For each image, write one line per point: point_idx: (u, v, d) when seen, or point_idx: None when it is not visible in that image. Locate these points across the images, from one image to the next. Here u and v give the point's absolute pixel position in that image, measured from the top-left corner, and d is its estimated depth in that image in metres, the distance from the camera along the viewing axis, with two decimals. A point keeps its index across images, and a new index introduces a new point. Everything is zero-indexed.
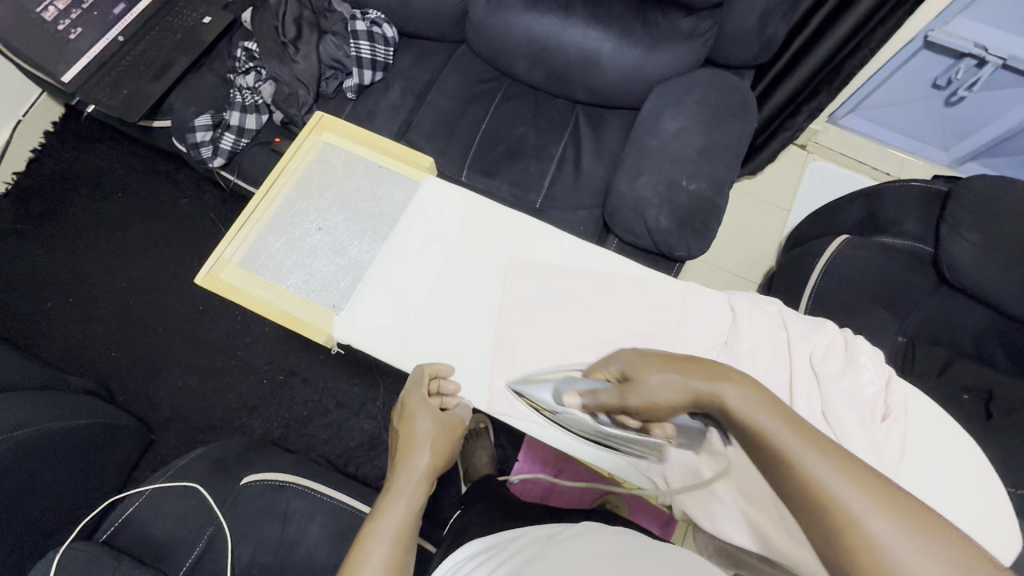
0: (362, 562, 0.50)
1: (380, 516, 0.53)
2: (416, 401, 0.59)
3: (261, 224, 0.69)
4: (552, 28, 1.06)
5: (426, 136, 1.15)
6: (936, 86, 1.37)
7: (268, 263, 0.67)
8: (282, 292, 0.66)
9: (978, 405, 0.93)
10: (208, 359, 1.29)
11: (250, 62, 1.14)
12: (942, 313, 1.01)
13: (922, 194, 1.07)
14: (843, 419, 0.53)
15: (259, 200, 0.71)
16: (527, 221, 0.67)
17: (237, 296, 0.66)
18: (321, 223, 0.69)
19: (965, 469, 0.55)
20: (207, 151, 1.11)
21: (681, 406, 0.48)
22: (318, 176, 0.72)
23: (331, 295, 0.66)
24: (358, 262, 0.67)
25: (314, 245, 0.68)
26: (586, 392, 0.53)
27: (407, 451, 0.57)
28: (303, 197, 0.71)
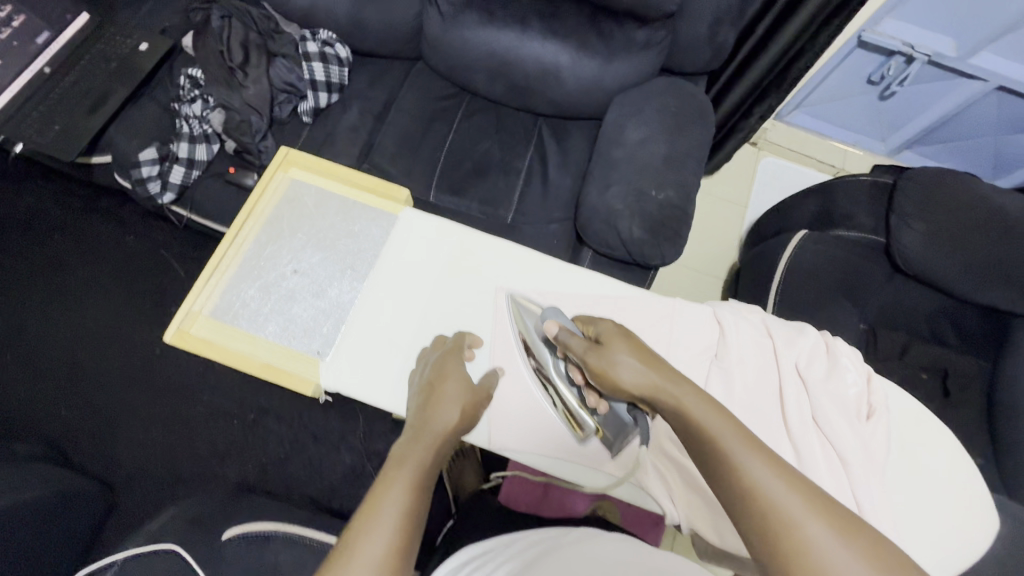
0: (385, 499, 0.46)
1: (406, 460, 0.50)
2: (452, 365, 0.58)
3: (230, 271, 0.65)
4: (509, 42, 1.05)
5: (390, 158, 1.13)
6: (871, 81, 1.45)
7: (242, 311, 0.63)
8: (261, 341, 0.62)
9: (937, 384, 1.05)
10: (171, 405, 1.22)
11: (195, 90, 1.08)
12: (896, 299, 1.09)
13: (872, 187, 1.13)
14: (832, 422, 0.55)
15: (226, 245, 0.67)
16: (511, 248, 0.67)
17: (211, 351, 0.61)
18: (296, 265, 0.66)
19: (945, 459, 0.58)
20: (155, 187, 1.04)
21: (634, 390, 0.52)
22: (287, 215, 0.69)
23: (313, 340, 0.63)
24: (339, 303, 0.65)
25: (290, 289, 0.65)
26: (564, 330, 0.58)
27: (434, 407, 0.55)
28: (273, 238, 0.67)
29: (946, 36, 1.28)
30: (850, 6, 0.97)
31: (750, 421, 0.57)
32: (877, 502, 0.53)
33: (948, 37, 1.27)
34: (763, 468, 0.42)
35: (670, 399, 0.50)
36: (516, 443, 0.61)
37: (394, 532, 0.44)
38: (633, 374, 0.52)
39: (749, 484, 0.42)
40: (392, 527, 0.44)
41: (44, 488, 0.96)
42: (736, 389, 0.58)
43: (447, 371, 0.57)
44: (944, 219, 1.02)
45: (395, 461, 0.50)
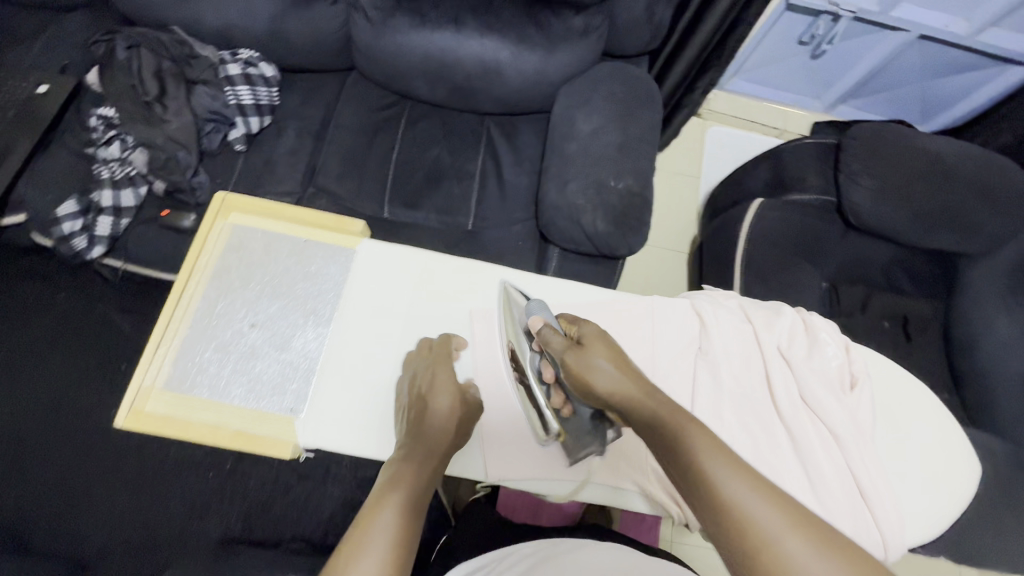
0: (375, 522, 0.45)
1: (396, 482, 0.49)
2: (443, 371, 0.57)
3: (180, 336, 0.60)
4: (445, 42, 1.01)
5: (336, 177, 1.07)
6: (802, 42, 1.49)
7: (201, 378, 0.58)
8: (227, 408, 0.57)
9: (898, 330, 1.10)
10: (138, 468, 1.14)
11: (111, 131, 0.99)
12: (852, 254, 1.13)
13: (817, 149, 1.16)
14: (820, 399, 0.56)
15: (171, 308, 0.61)
16: (480, 269, 0.65)
17: (171, 427, 0.56)
18: (253, 318, 0.61)
19: (928, 415, 0.60)
20: (80, 241, 0.95)
21: (607, 396, 0.52)
22: (235, 265, 0.63)
23: (283, 398, 0.59)
24: (306, 353, 0.60)
25: (251, 345, 0.60)
26: (547, 327, 0.57)
27: (422, 423, 0.54)
28: (223, 293, 0.62)
29: None
30: None
31: (743, 411, 0.57)
32: (872, 471, 0.54)
33: None
34: (730, 477, 0.43)
35: (650, 412, 0.50)
36: (514, 472, 0.59)
37: (384, 557, 0.43)
38: (607, 378, 0.52)
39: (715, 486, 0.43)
40: (382, 552, 0.43)
41: None
42: (725, 382, 0.58)
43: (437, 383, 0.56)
44: (890, 172, 1.05)
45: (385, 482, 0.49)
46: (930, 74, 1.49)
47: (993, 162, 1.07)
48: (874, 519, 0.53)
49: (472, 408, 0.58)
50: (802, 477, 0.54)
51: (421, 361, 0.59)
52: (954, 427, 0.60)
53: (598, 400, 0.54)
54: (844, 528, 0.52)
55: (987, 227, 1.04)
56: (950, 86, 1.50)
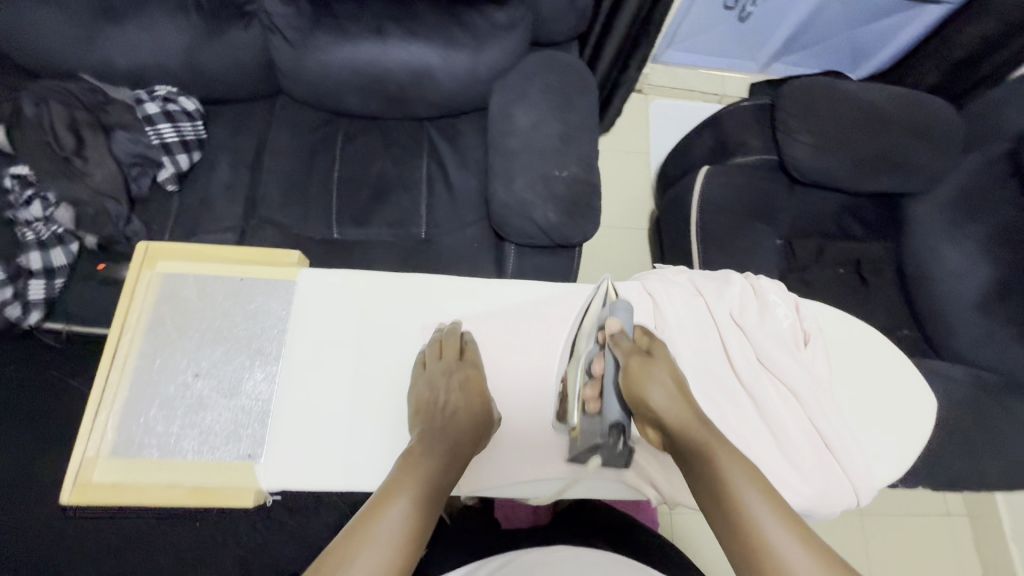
0: (383, 519, 0.46)
1: (408, 476, 0.49)
2: (471, 380, 0.59)
3: (121, 398, 0.58)
4: (370, 53, 0.98)
5: (278, 206, 1.03)
6: (728, 7, 1.52)
7: (149, 439, 0.57)
8: (181, 466, 0.56)
9: (854, 275, 1.13)
10: (119, 534, 1.10)
11: (29, 190, 0.94)
12: (805, 208, 1.15)
13: (754, 111, 1.17)
14: (778, 361, 0.57)
15: (106, 372, 0.59)
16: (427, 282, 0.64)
17: (124, 495, 0.55)
18: (196, 368, 0.60)
19: (884, 360, 0.62)
20: (14, 309, 0.91)
21: (657, 411, 0.52)
22: (169, 316, 0.61)
23: (239, 446, 0.57)
24: (258, 397, 0.59)
25: (199, 396, 0.59)
26: (623, 331, 0.56)
27: (446, 421, 0.55)
28: (158, 347, 0.60)
29: None
30: None
31: (707, 386, 0.57)
32: (835, 423, 0.56)
33: None
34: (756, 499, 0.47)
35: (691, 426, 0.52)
36: (489, 480, 0.60)
37: (389, 552, 0.44)
38: (663, 397, 0.52)
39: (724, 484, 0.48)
40: (389, 551, 0.44)
41: None
42: (684, 359, 0.58)
43: (472, 388, 0.58)
44: (824, 126, 1.07)
45: (392, 478, 0.49)
46: (853, 24, 1.53)
47: (920, 103, 1.10)
48: (843, 469, 0.54)
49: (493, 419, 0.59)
50: (770, 439, 0.55)
51: (453, 368, 0.59)
52: (910, 367, 0.62)
53: (646, 416, 0.53)
54: (815, 482, 0.53)
55: (925, 166, 1.07)
56: (874, 33, 1.54)
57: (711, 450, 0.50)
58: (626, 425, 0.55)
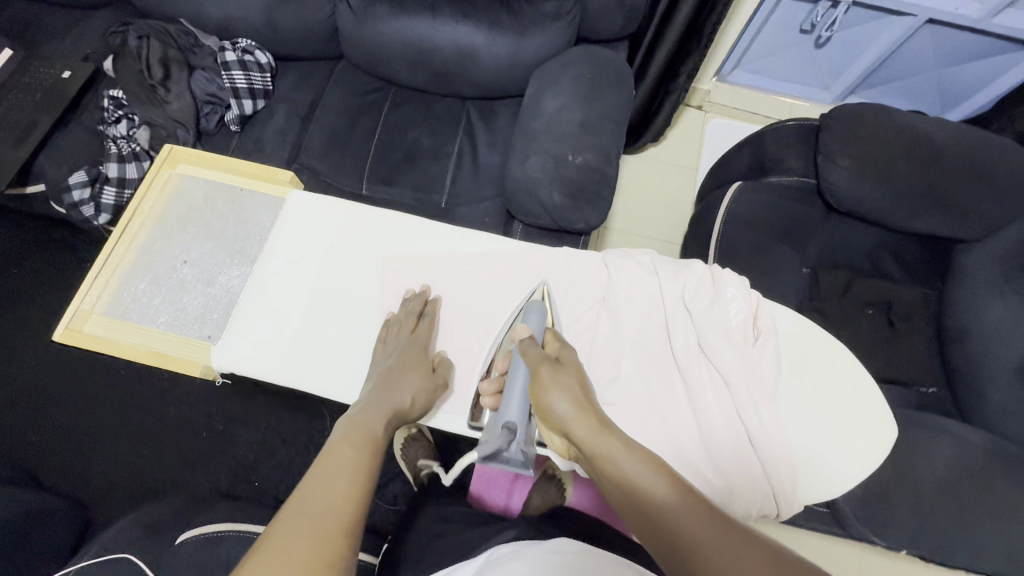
0: (332, 460, 0.50)
1: (353, 425, 0.54)
2: (420, 350, 0.62)
3: (121, 268, 0.71)
4: (422, 28, 1.06)
5: (319, 156, 1.13)
6: (803, 31, 1.44)
7: (133, 306, 0.69)
8: (153, 332, 0.67)
9: (882, 317, 1.04)
10: (140, 425, 1.25)
11: (120, 111, 1.10)
12: (838, 238, 1.09)
13: (799, 131, 1.13)
14: (716, 350, 0.61)
15: (114, 243, 0.72)
16: (391, 217, 0.71)
17: (102, 345, 0.67)
18: (185, 256, 0.71)
19: (835, 374, 0.64)
20: (89, 209, 1.06)
21: (561, 420, 0.53)
22: (177, 210, 0.74)
23: (204, 327, 0.68)
24: (229, 288, 0.70)
25: (182, 278, 0.71)
26: (530, 337, 0.59)
27: (390, 386, 0.58)
28: (161, 232, 0.73)
29: None
30: None
31: (643, 361, 0.63)
32: (763, 420, 0.59)
33: None
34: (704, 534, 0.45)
35: (616, 467, 0.51)
36: None
37: (338, 487, 0.48)
38: (564, 407, 0.53)
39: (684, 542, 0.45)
40: (341, 491, 0.47)
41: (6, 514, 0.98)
42: (625, 330, 0.64)
43: (416, 358, 0.61)
44: (868, 153, 1.01)
45: (342, 427, 0.54)
46: (943, 62, 1.42)
47: (990, 144, 1.01)
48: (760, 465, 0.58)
49: (441, 384, 0.63)
50: (691, 420, 0.60)
51: (406, 337, 0.63)
52: (865, 383, 0.63)
53: (555, 426, 0.54)
54: (727, 475, 0.58)
55: (982, 211, 0.98)
56: (967, 73, 1.42)
57: (643, 487, 0.49)
58: (518, 427, 0.56)
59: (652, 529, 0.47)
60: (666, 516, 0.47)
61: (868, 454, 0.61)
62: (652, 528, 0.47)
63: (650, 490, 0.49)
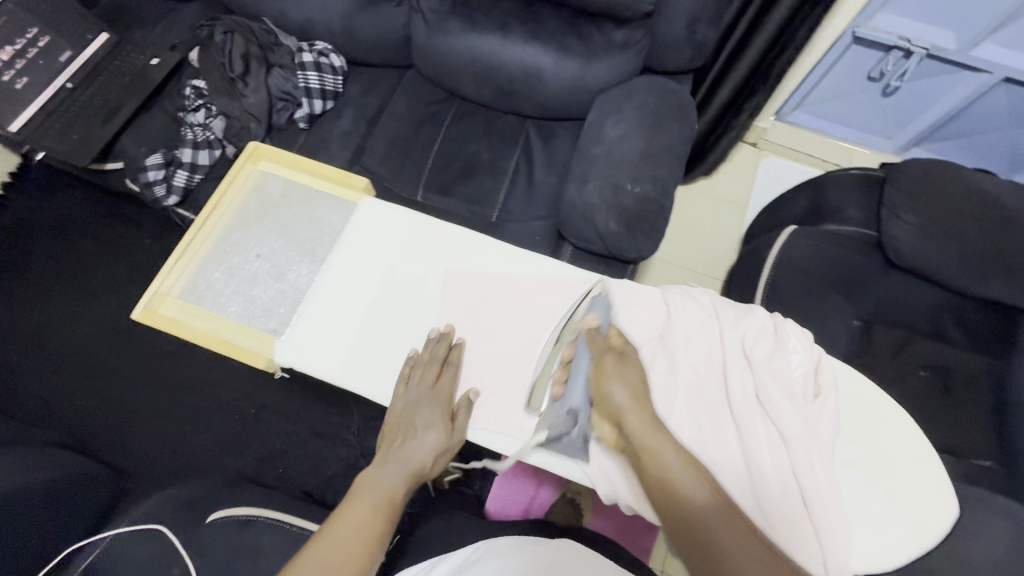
0: (347, 525, 0.62)
1: (370, 491, 0.65)
2: (432, 407, 0.65)
3: (199, 256, 0.76)
4: (492, 46, 1.08)
5: (381, 161, 1.17)
6: (871, 78, 1.42)
7: (206, 293, 0.74)
8: (222, 320, 0.72)
9: (937, 381, 1.00)
10: (180, 399, 1.31)
11: (199, 100, 1.15)
12: (897, 294, 1.05)
13: (862, 180, 1.10)
14: (774, 403, 0.60)
15: (194, 231, 0.77)
16: (454, 231, 0.74)
17: (174, 325, 0.72)
18: (259, 250, 0.76)
19: (893, 440, 0.63)
20: (161, 190, 1.11)
21: (618, 411, 0.55)
22: (255, 204, 0.80)
23: (271, 320, 0.73)
24: (297, 285, 0.74)
25: (253, 271, 0.75)
26: (597, 327, 0.63)
27: (407, 449, 0.65)
28: (240, 226, 0.78)
29: (945, 29, 1.25)
30: None
31: (696, 406, 0.60)
32: (817, 479, 0.57)
33: (947, 29, 1.25)
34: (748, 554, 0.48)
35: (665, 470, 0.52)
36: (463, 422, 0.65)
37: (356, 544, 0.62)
38: (624, 397, 0.56)
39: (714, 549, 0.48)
40: (348, 555, 0.60)
41: (59, 475, 1.05)
42: (681, 371, 0.62)
43: (439, 417, 0.65)
44: (938, 212, 0.99)
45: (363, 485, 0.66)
46: (1018, 122, 1.37)
47: None
48: (814, 531, 0.56)
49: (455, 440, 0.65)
50: (743, 470, 0.58)
51: (422, 389, 0.65)
52: (922, 454, 0.63)
53: (607, 413, 0.57)
54: (779, 535, 0.56)
55: None
56: None
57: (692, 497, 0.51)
58: (582, 412, 0.60)
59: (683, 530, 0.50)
60: (699, 524, 0.49)
61: (925, 531, 0.60)
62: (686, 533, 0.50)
63: (687, 500, 0.51)
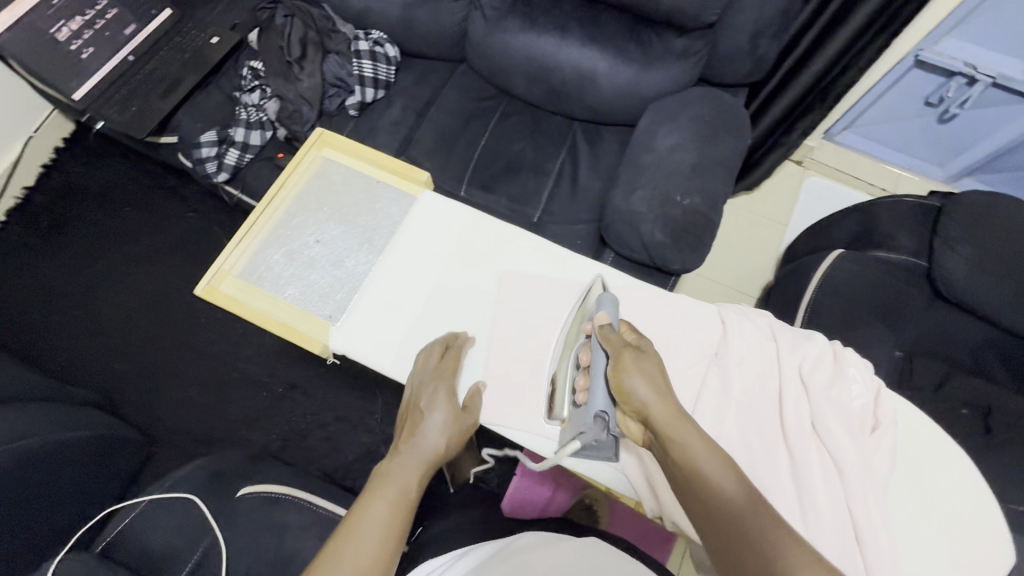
0: (367, 517, 0.58)
1: (388, 480, 0.61)
2: (443, 394, 0.65)
3: (261, 238, 0.82)
4: (549, 47, 1.08)
5: (427, 153, 1.18)
6: (928, 104, 1.38)
7: (266, 274, 0.79)
8: (280, 302, 0.77)
9: (977, 420, 0.93)
10: (210, 372, 1.33)
11: (255, 81, 1.18)
12: (944, 328, 1.01)
13: (915, 210, 1.08)
14: (831, 431, 0.60)
15: (258, 214, 0.83)
16: (507, 230, 0.78)
17: (235, 303, 0.77)
18: (318, 236, 0.82)
19: (950, 479, 0.62)
20: (212, 166, 1.14)
21: (639, 399, 0.57)
22: (317, 190, 0.85)
23: (326, 305, 0.78)
24: (353, 272, 0.79)
25: (312, 255, 0.80)
26: (610, 325, 0.62)
27: (422, 431, 0.64)
28: (301, 211, 0.83)
29: (1014, 58, 1.21)
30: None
31: (748, 423, 0.63)
32: (871, 517, 0.57)
33: (1016, 59, 1.21)
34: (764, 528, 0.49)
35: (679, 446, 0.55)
36: (504, 419, 0.68)
37: (375, 540, 0.57)
38: (645, 388, 0.57)
39: (742, 525, 0.50)
40: (373, 546, 0.56)
41: (83, 433, 1.05)
42: (735, 387, 0.65)
43: (440, 390, 0.66)
44: (994, 247, 0.96)
45: (375, 483, 0.61)
46: None
47: None
48: (863, 561, 0.56)
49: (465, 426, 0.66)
50: (792, 497, 0.59)
51: (424, 381, 0.66)
52: (981, 497, 0.62)
53: (634, 407, 0.58)
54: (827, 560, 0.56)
55: None
56: None
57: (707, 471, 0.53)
58: (609, 415, 0.59)
59: (710, 515, 0.52)
60: (723, 505, 0.52)
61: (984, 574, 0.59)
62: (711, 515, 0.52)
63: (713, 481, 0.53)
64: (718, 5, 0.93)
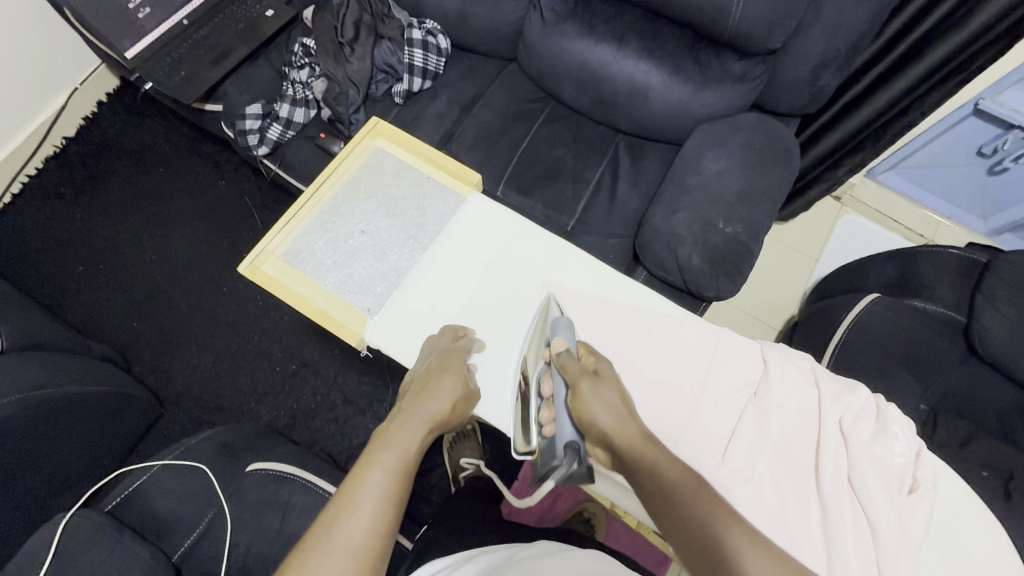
0: (364, 486, 0.53)
1: (387, 445, 0.57)
2: (451, 361, 0.67)
3: (306, 222, 0.82)
4: (604, 56, 1.07)
5: (468, 149, 1.17)
6: (981, 153, 1.35)
7: (308, 260, 0.79)
8: (320, 289, 0.78)
9: (997, 483, 0.87)
10: (225, 341, 1.34)
11: (306, 58, 1.18)
12: (973, 385, 0.98)
13: (960, 262, 1.05)
14: (868, 487, 0.62)
15: (307, 198, 0.83)
16: (555, 243, 0.79)
17: (275, 285, 0.77)
18: (364, 227, 0.82)
19: (980, 549, 0.63)
20: (254, 139, 1.14)
21: (599, 428, 0.59)
22: (366, 178, 0.85)
23: (366, 298, 0.78)
24: (396, 267, 0.79)
25: (356, 245, 0.81)
26: (567, 351, 0.65)
27: (427, 393, 0.63)
28: (349, 199, 0.84)
29: None
30: (995, 47, 0.92)
31: (780, 465, 0.66)
32: None
33: None
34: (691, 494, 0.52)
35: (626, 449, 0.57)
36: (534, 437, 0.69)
37: (373, 506, 0.52)
38: (606, 414, 0.59)
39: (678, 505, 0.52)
40: (369, 517, 0.51)
41: (101, 389, 1.06)
42: (771, 429, 0.67)
43: (449, 363, 0.66)
44: None
45: (372, 449, 0.57)
46: None
47: None
48: None
49: (469, 396, 0.66)
50: (822, 548, 0.61)
51: (436, 352, 0.69)
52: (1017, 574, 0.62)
53: (597, 437, 0.60)
54: None
55: None
56: None
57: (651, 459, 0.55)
58: (578, 444, 0.62)
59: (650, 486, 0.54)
60: (703, 531, 0.49)
61: None
62: (692, 545, 0.49)
63: (687, 498, 0.52)
64: (785, 33, 0.91)
